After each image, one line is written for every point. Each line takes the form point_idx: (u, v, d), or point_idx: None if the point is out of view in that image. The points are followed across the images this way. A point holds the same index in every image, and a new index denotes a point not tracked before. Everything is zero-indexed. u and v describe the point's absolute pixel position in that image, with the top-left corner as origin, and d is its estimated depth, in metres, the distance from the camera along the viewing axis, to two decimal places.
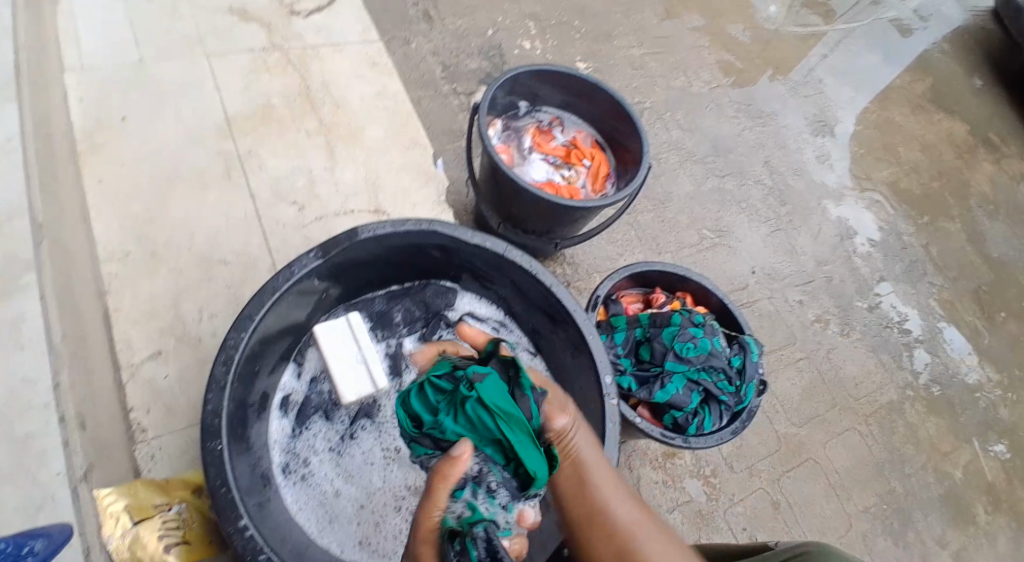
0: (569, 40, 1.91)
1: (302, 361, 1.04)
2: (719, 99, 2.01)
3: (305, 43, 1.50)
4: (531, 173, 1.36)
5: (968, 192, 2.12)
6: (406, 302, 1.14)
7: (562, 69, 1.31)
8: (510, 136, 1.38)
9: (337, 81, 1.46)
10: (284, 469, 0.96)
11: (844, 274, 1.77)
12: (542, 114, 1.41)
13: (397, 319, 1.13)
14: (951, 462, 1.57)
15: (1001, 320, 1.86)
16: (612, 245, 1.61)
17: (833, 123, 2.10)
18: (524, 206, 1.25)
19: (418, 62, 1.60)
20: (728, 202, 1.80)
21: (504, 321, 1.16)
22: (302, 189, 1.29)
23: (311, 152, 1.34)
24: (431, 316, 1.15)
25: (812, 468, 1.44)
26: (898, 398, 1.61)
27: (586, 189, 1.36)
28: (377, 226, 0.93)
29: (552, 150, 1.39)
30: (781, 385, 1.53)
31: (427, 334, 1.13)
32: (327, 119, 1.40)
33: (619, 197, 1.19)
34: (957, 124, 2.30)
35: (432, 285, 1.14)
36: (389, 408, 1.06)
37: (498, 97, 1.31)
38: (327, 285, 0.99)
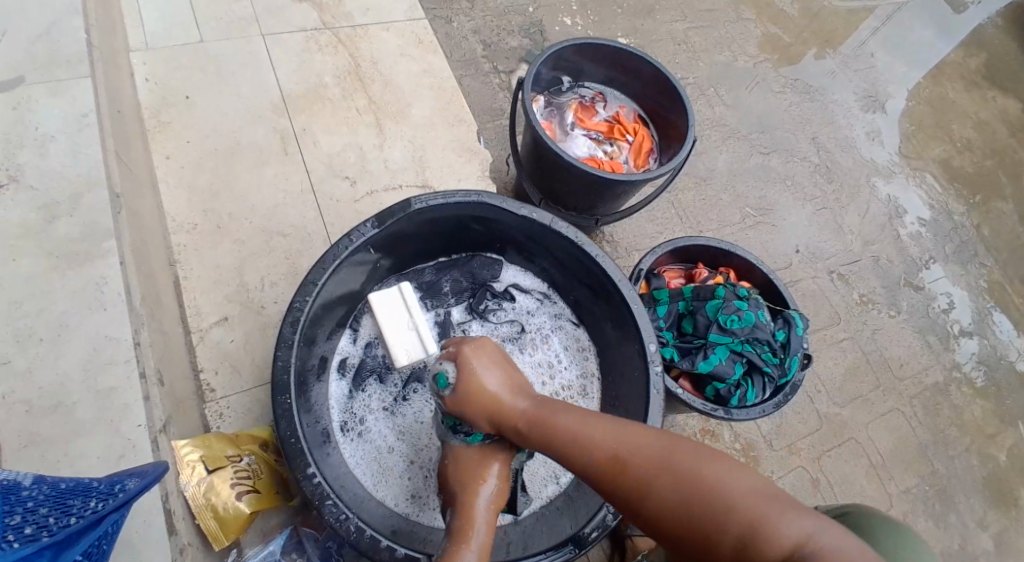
0: (611, 15, 1.90)
1: (357, 328, 1.10)
2: (765, 75, 1.98)
3: (355, 21, 1.53)
4: (574, 150, 1.36)
5: (1023, 172, 2.05)
6: (454, 273, 1.16)
7: (606, 43, 1.30)
8: (552, 113, 1.38)
9: (384, 58, 1.49)
10: (342, 427, 1.02)
11: (891, 254, 1.74)
12: (585, 89, 1.41)
13: (446, 289, 1.16)
14: (997, 445, 1.55)
15: None
16: (652, 222, 1.62)
17: (883, 98, 2.05)
18: (566, 181, 1.25)
19: (460, 40, 1.61)
20: (772, 179, 1.78)
21: (549, 292, 1.18)
22: (353, 163, 1.33)
23: (361, 129, 1.38)
24: (478, 286, 1.17)
25: (853, 448, 1.44)
26: (944, 380, 1.59)
27: (628, 165, 1.36)
28: (427, 199, 0.96)
29: (595, 126, 1.38)
30: (823, 362, 1.53)
31: (474, 304, 1.16)
32: (376, 96, 1.43)
33: (662, 172, 1.20)
34: (1013, 101, 2.22)
35: (479, 258, 1.16)
36: None
37: (542, 72, 1.31)
38: (380, 256, 1.03)
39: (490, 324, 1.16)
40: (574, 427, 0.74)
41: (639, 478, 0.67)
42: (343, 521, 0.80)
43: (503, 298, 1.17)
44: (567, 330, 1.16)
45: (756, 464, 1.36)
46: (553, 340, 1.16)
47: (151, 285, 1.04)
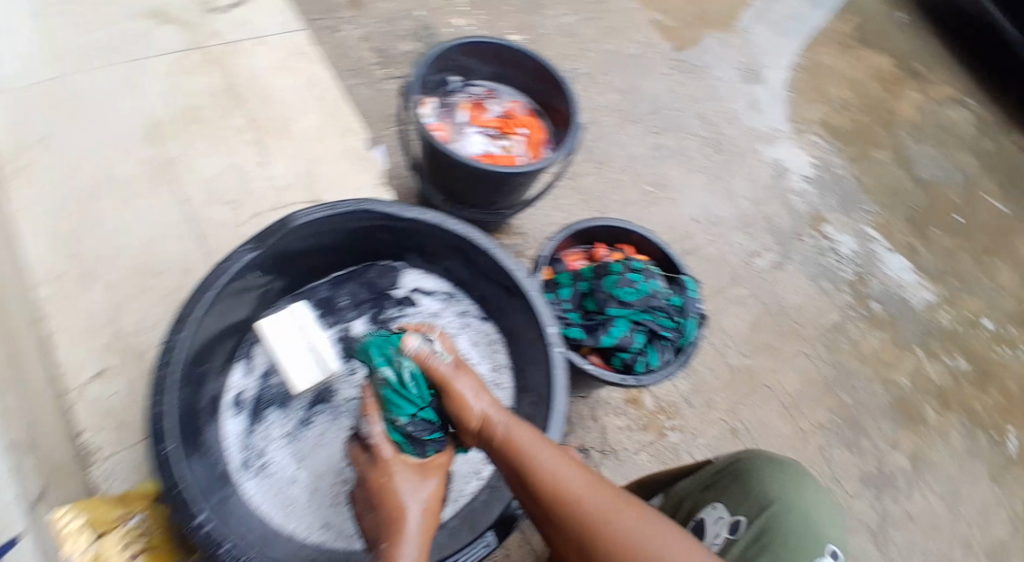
0: (500, 13, 1.95)
1: (251, 359, 1.12)
2: (652, 58, 2.08)
3: (225, 39, 1.52)
4: (469, 148, 1.38)
5: (895, 120, 2.24)
6: (350, 286, 1.21)
7: (488, 40, 1.35)
8: (445, 114, 1.41)
9: (265, 76, 1.50)
10: (243, 464, 1.05)
11: (780, 211, 1.87)
12: (475, 88, 1.45)
13: (344, 303, 1.21)
14: (896, 371, 1.70)
15: (934, 235, 2.01)
16: (559, 210, 1.69)
17: (761, 70, 2.18)
18: (464, 182, 1.29)
19: (348, 49, 1.66)
20: (668, 156, 1.89)
21: (453, 292, 1.23)
22: (235, 186, 1.35)
23: (240, 148, 1.40)
24: (378, 295, 1.22)
25: (764, 394, 1.55)
26: (841, 319, 1.74)
27: (525, 157, 1.39)
28: (302, 214, 0.99)
29: (488, 123, 1.41)
30: (729, 320, 1.64)
31: (376, 314, 1.21)
32: (254, 112, 1.45)
33: (559, 156, 1.26)
34: (881, 57, 2.40)
35: (375, 266, 1.22)
36: (343, 391, 1.14)
37: (429, 74, 1.34)
38: (269, 278, 1.06)
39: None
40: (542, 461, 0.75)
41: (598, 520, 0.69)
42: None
43: (406, 303, 1.22)
44: (476, 325, 1.21)
45: (679, 424, 1.45)
46: (462, 337, 1.20)
47: (16, 347, 1.04)
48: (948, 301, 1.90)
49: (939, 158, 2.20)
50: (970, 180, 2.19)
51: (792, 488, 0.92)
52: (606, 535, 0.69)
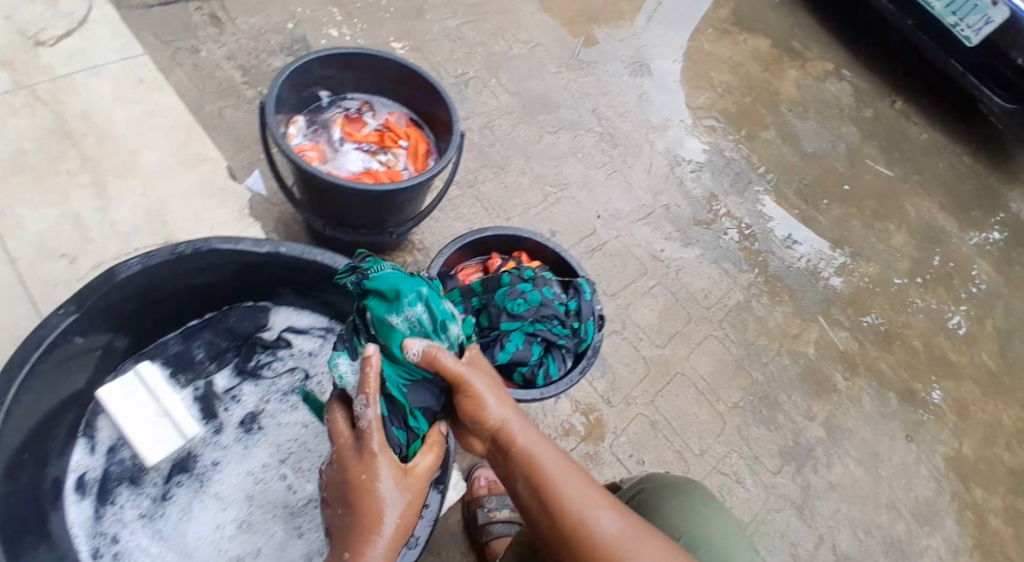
0: (380, 21, 1.91)
1: (95, 435, 1.07)
2: (541, 57, 2.07)
3: (54, 74, 1.47)
4: (347, 166, 1.31)
5: (778, 99, 2.32)
6: (206, 336, 1.18)
7: (355, 51, 1.28)
8: (317, 132, 1.33)
9: (98, 108, 1.45)
10: (93, 554, 0.99)
11: (679, 199, 1.90)
12: (348, 101, 1.38)
13: (201, 356, 1.17)
14: (802, 342, 1.76)
15: (825, 206, 2.10)
16: (460, 219, 1.65)
17: (649, 62, 2.21)
18: (346, 203, 1.21)
19: (212, 70, 1.60)
20: (565, 154, 1.88)
21: (328, 326, 1.22)
22: (72, 239, 1.29)
23: (75, 194, 1.34)
24: (241, 342, 1.19)
25: (681, 381, 1.56)
26: (745, 298, 1.78)
27: (408, 171, 1.33)
28: (132, 262, 0.94)
29: (365, 137, 1.35)
30: (639, 312, 1.65)
31: (241, 363, 1.18)
32: (89, 151, 1.39)
33: (447, 161, 1.22)
34: (760, 40, 2.49)
35: (235, 310, 1.19)
36: (205, 456, 1.10)
37: (293, 92, 1.26)
38: (109, 336, 1.02)
39: (265, 380, 1.18)
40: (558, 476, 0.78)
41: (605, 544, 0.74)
42: None
43: (277, 346, 1.20)
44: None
45: (600, 425, 1.44)
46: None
47: None
48: (846, 269, 1.98)
49: (823, 132, 2.30)
50: (854, 150, 2.30)
51: (703, 520, 0.91)
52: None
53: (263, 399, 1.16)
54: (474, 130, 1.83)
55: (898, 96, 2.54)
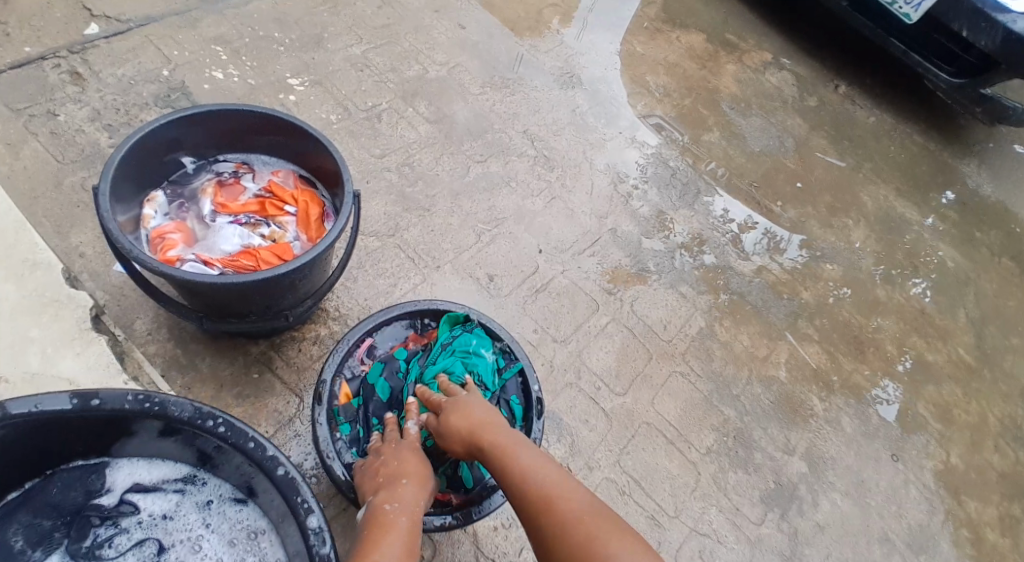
0: (272, 56, 1.72)
1: None
2: (461, 78, 1.89)
3: None
4: (222, 244, 1.17)
5: (719, 98, 2.19)
6: (20, 517, 0.92)
7: (216, 107, 1.15)
8: (184, 207, 1.20)
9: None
10: None
11: (626, 221, 1.75)
12: (223, 164, 1.26)
13: (16, 546, 0.90)
14: (772, 365, 1.64)
15: (780, 209, 1.97)
16: (381, 275, 1.45)
17: (579, 72, 2.06)
18: (223, 296, 1.05)
19: (74, 135, 1.42)
20: (497, 184, 1.71)
21: (187, 477, 0.99)
22: None
23: None
24: (72, 516, 0.94)
25: (647, 432, 1.43)
26: (707, 323, 1.63)
27: (298, 240, 1.20)
28: None
29: (243, 207, 1.23)
30: (595, 357, 1.49)
31: (72, 544, 0.92)
32: None
33: (342, 224, 1.08)
34: (694, 36, 2.35)
35: (59, 476, 0.95)
36: None
37: (143, 165, 1.12)
38: None
39: None
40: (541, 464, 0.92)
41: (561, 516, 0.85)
42: None
43: (120, 514, 0.95)
44: (225, 515, 0.97)
45: None
46: (208, 539, 0.96)
47: None
48: (796, 257, 1.87)
49: (769, 128, 2.17)
50: (802, 143, 2.18)
51: None
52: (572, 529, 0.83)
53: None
54: (392, 169, 1.64)
55: (841, 80, 2.44)
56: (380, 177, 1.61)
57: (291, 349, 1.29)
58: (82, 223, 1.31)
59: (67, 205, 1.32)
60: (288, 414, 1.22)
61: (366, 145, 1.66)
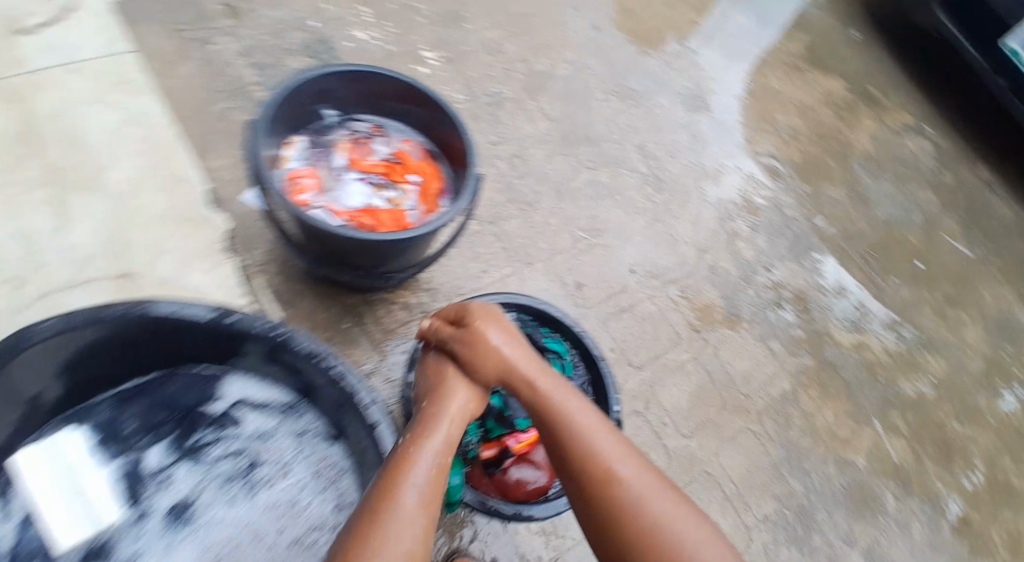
0: (413, 27, 1.73)
1: (4, 506, 0.94)
2: (587, 81, 1.86)
3: (34, 67, 1.35)
4: (345, 200, 1.21)
5: (850, 153, 2.07)
6: (141, 404, 1.06)
7: (368, 69, 1.15)
8: (319, 155, 1.23)
9: (71, 110, 1.32)
10: None
11: (726, 260, 1.68)
12: (360, 123, 1.27)
13: (132, 429, 1.04)
14: (852, 449, 1.54)
15: (893, 285, 1.86)
16: (475, 259, 1.44)
17: (707, 96, 1.98)
18: (339, 248, 1.07)
19: (223, 66, 1.46)
20: (603, 195, 1.66)
21: (288, 404, 1.09)
22: (25, 260, 1.16)
23: (47, 209, 1.21)
24: (183, 415, 1.07)
25: (705, 482, 1.37)
26: (791, 388, 1.57)
27: (415, 210, 1.22)
28: (50, 322, 0.83)
29: (371, 167, 1.25)
30: (667, 393, 1.44)
31: (181, 439, 1.05)
32: (63, 162, 1.26)
33: (457, 210, 1.05)
34: (836, 83, 2.23)
35: (179, 378, 1.08)
36: (127, 546, 0.97)
37: (293, 111, 1.14)
38: (42, 388, 0.92)
39: (205, 463, 1.05)
40: (598, 435, 0.86)
41: (621, 490, 0.81)
42: None
43: (224, 423, 1.07)
44: (314, 448, 1.07)
45: None
46: (296, 466, 1.06)
47: None
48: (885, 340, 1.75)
49: (898, 197, 2.04)
50: (930, 221, 2.03)
51: None
52: (638, 512, 0.80)
53: (199, 486, 1.03)
54: (503, 158, 1.62)
55: (983, 161, 2.26)
56: (490, 164, 1.60)
57: (381, 309, 1.29)
58: (214, 148, 1.35)
59: (200, 128, 1.37)
60: (367, 368, 1.23)
61: (484, 130, 1.65)
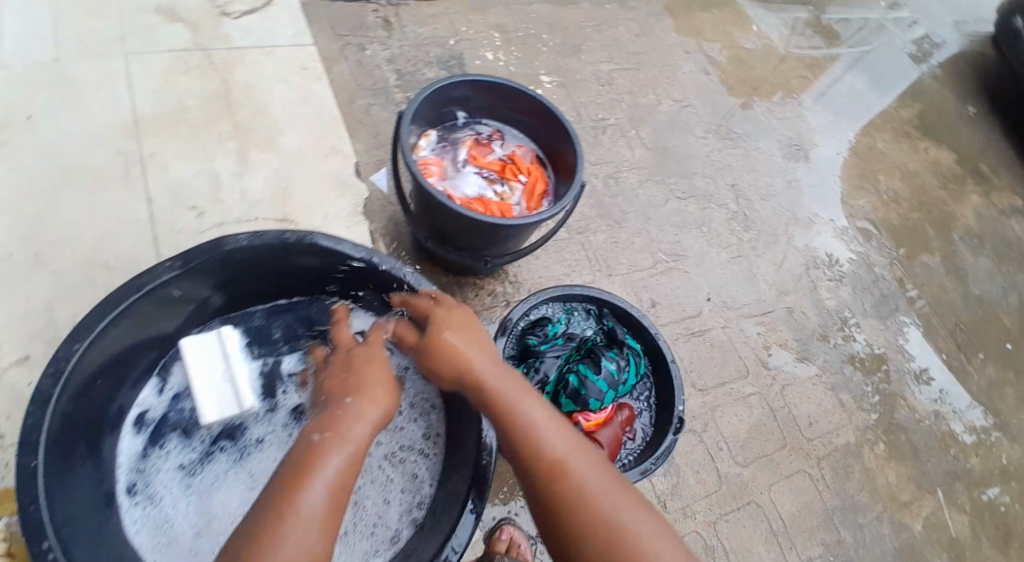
0: (535, 52, 1.87)
1: (166, 378, 1.09)
2: (689, 119, 1.94)
3: (231, 45, 1.55)
4: (463, 187, 1.33)
5: (951, 224, 2.03)
6: (287, 318, 1.19)
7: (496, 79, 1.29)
8: (444, 149, 1.36)
9: (259, 85, 1.52)
10: (128, 490, 1.01)
11: (806, 306, 1.69)
12: (482, 126, 1.40)
13: (276, 336, 1.18)
14: (910, 513, 1.50)
15: (979, 362, 1.80)
16: (560, 263, 1.53)
17: (809, 147, 2.01)
18: (451, 223, 1.19)
19: (372, 69, 1.63)
20: (689, 225, 1.72)
21: None
22: (206, 193, 1.35)
23: (220, 156, 1.40)
24: (316, 333, 1.19)
25: (753, 512, 1.37)
26: (856, 441, 1.55)
27: (519, 206, 1.33)
28: (241, 238, 0.96)
29: (488, 164, 1.37)
30: (726, 421, 1.46)
31: (310, 353, 1.18)
32: (242, 122, 1.46)
33: (551, 213, 1.16)
34: (945, 154, 2.20)
35: (320, 302, 1.20)
36: (255, 431, 1.11)
37: (430, 107, 1.29)
38: (209, 293, 1.05)
39: None
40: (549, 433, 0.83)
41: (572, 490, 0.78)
42: None
43: None
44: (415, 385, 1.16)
45: None
46: None
47: None
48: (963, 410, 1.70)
49: (996, 275, 1.98)
50: None
51: None
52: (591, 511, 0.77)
53: None
54: (599, 177, 1.72)
55: None
56: (586, 181, 1.70)
57: (469, 292, 1.41)
58: (350, 129, 1.52)
59: (340, 111, 1.54)
60: None
61: (586, 150, 1.76)
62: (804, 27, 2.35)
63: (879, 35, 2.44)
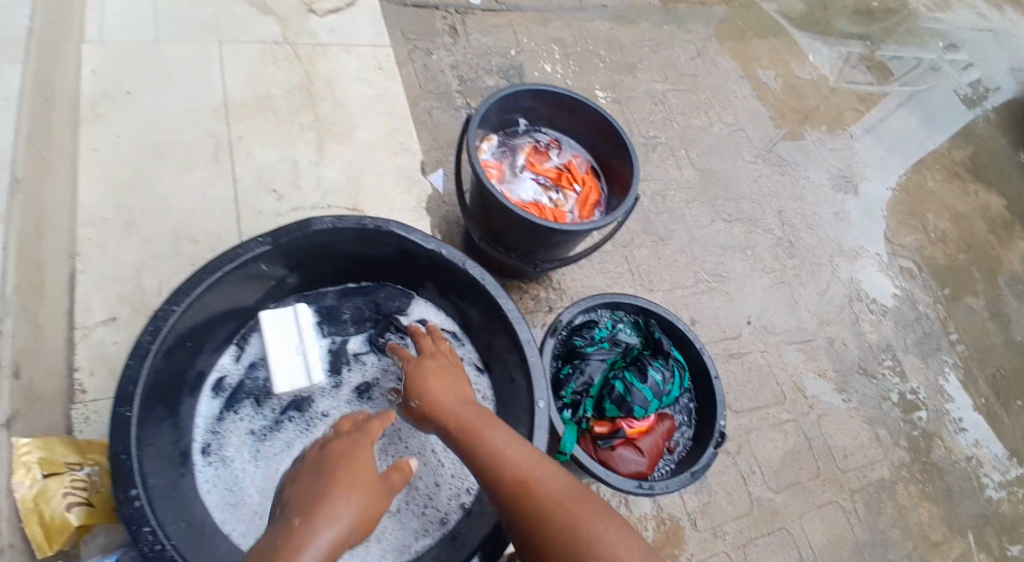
0: (592, 68, 1.90)
1: (243, 346, 1.13)
2: (739, 143, 1.95)
3: (317, 41, 1.61)
4: (519, 192, 1.36)
5: (997, 269, 2.01)
6: (357, 300, 1.22)
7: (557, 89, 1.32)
8: (504, 154, 1.39)
9: (340, 81, 1.57)
10: (204, 451, 1.05)
11: (847, 337, 1.69)
12: (542, 134, 1.43)
13: (346, 316, 1.21)
14: (941, 554, 1.47)
15: (1018, 409, 1.77)
16: (604, 274, 1.55)
17: (858, 180, 2.01)
18: (506, 224, 1.22)
19: (436, 74, 1.67)
20: (732, 248, 1.73)
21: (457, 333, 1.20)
22: (287, 178, 1.39)
23: (301, 144, 1.45)
24: (381, 317, 1.23)
25: (783, 538, 1.36)
26: (891, 477, 1.53)
27: (573, 213, 1.35)
28: (326, 220, 1.01)
29: (544, 171, 1.39)
30: (760, 445, 1.45)
31: (375, 335, 1.21)
32: (323, 114, 1.51)
33: (602, 222, 1.17)
34: (994, 198, 2.17)
35: (387, 287, 1.24)
36: (322, 405, 1.14)
37: (494, 113, 1.33)
38: (285, 273, 1.09)
39: (389, 359, 1.20)
40: (511, 456, 0.81)
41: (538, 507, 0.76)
42: (156, 550, 0.82)
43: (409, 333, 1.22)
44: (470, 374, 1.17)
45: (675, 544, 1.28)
46: None
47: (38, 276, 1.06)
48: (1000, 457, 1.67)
49: None
50: None
51: None
52: (556, 524, 0.74)
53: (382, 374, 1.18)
54: (647, 193, 1.73)
55: None
56: None
57: (514, 294, 1.44)
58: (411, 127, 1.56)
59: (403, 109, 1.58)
60: None
61: None
62: (860, 62, 2.35)
63: (935, 75, 2.43)
